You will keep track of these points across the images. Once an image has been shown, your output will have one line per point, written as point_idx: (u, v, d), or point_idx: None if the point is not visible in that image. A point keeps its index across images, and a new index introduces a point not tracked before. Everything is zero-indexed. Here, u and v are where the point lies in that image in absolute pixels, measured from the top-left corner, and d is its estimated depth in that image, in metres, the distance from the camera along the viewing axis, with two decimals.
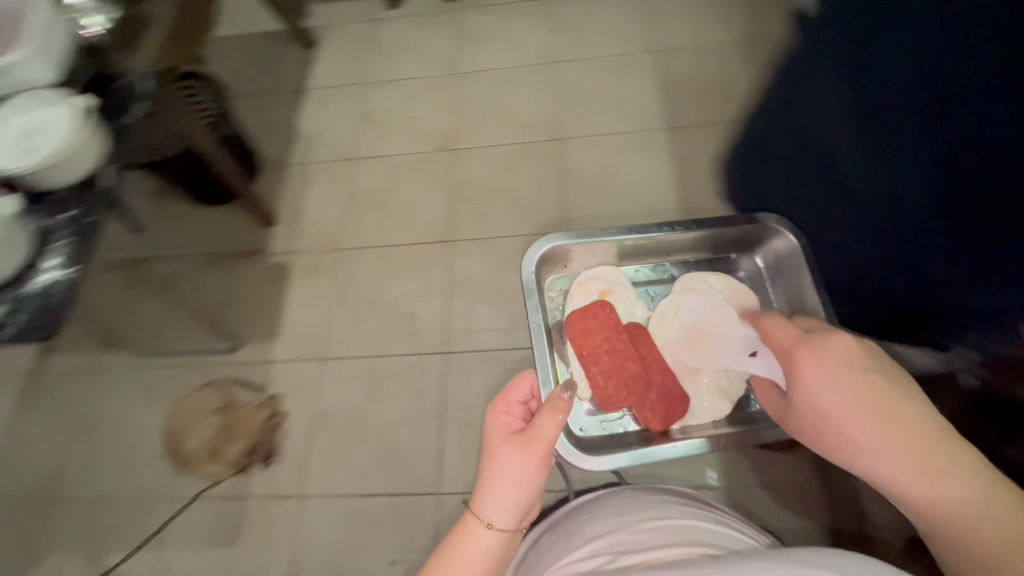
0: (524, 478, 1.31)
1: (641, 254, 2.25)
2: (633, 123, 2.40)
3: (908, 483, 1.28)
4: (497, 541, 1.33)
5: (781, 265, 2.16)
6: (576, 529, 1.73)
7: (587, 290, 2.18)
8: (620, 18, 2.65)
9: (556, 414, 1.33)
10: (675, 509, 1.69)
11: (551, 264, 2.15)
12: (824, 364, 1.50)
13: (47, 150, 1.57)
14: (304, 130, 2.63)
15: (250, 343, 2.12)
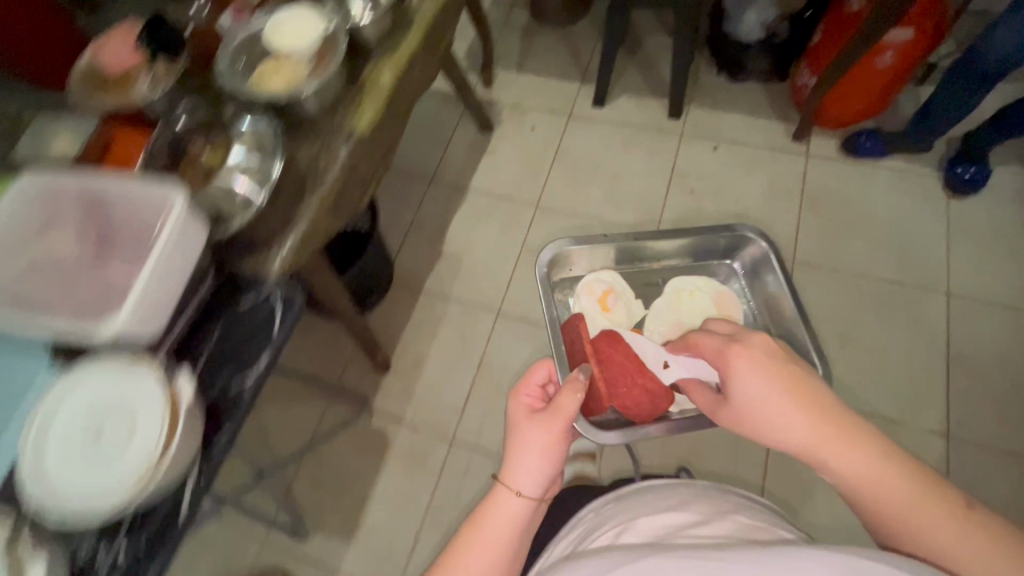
0: (551, 454, 1.00)
1: (637, 257, 1.86)
2: (888, 400, 1.70)
3: (879, 490, 0.79)
4: (530, 515, 0.97)
5: (760, 263, 1.79)
6: (641, 505, 0.92)
7: (589, 295, 1.80)
8: (898, 227, 1.92)
9: (576, 392, 1.06)
10: (765, 515, 0.89)
11: (557, 264, 1.80)
12: (749, 356, 0.96)
13: (114, 456, 0.84)
14: (451, 244, 2.15)
15: (318, 537, 1.72)
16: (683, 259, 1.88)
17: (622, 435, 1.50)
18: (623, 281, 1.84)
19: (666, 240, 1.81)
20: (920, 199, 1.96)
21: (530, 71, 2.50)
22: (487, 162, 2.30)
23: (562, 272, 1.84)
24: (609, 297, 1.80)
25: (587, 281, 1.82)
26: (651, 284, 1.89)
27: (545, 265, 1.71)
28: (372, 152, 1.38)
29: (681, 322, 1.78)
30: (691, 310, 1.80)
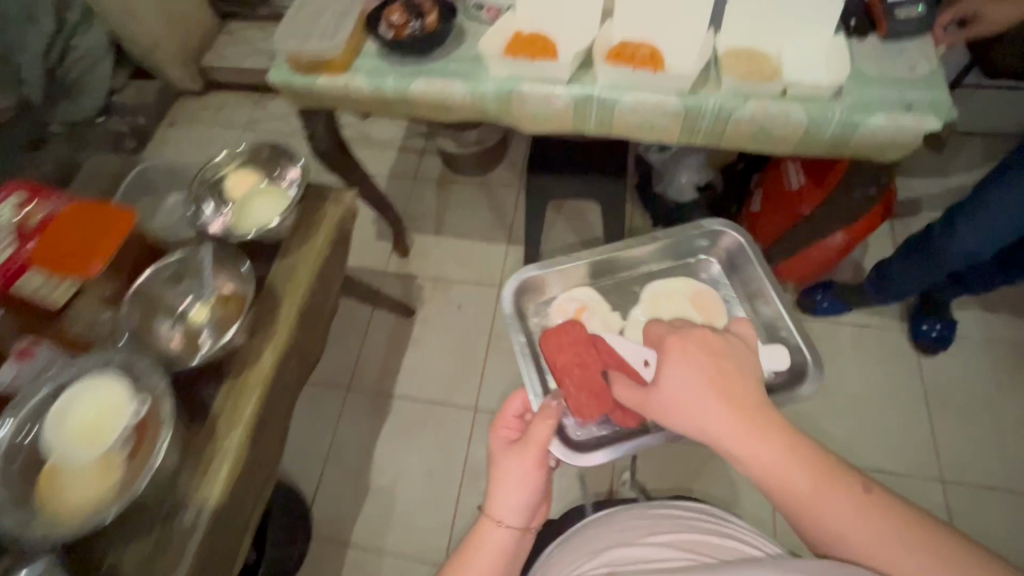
0: (526, 478, 0.86)
1: (608, 270, 1.31)
2: None
3: (798, 492, 0.69)
4: (516, 549, 0.86)
5: (735, 260, 1.28)
6: (594, 538, 0.94)
7: (566, 315, 1.23)
8: (873, 400, 1.75)
9: (550, 420, 0.88)
10: (707, 528, 0.93)
11: (530, 294, 1.25)
12: (681, 347, 0.77)
13: None
14: (379, 474, 1.80)
15: None
16: (663, 261, 1.32)
17: (614, 449, 1.02)
18: (598, 293, 1.28)
19: (642, 251, 1.28)
20: (890, 362, 1.81)
21: (450, 232, 2.23)
22: (413, 357, 1.99)
23: (537, 300, 1.27)
24: (588, 313, 1.23)
25: (559, 301, 1.26)
26: (630, 294, 1.31)
27: (514, 318, 1.21)
28: (240, 509, 1.03)
29: (673, 312, 1.23)
30: (682, 308, 1.23)
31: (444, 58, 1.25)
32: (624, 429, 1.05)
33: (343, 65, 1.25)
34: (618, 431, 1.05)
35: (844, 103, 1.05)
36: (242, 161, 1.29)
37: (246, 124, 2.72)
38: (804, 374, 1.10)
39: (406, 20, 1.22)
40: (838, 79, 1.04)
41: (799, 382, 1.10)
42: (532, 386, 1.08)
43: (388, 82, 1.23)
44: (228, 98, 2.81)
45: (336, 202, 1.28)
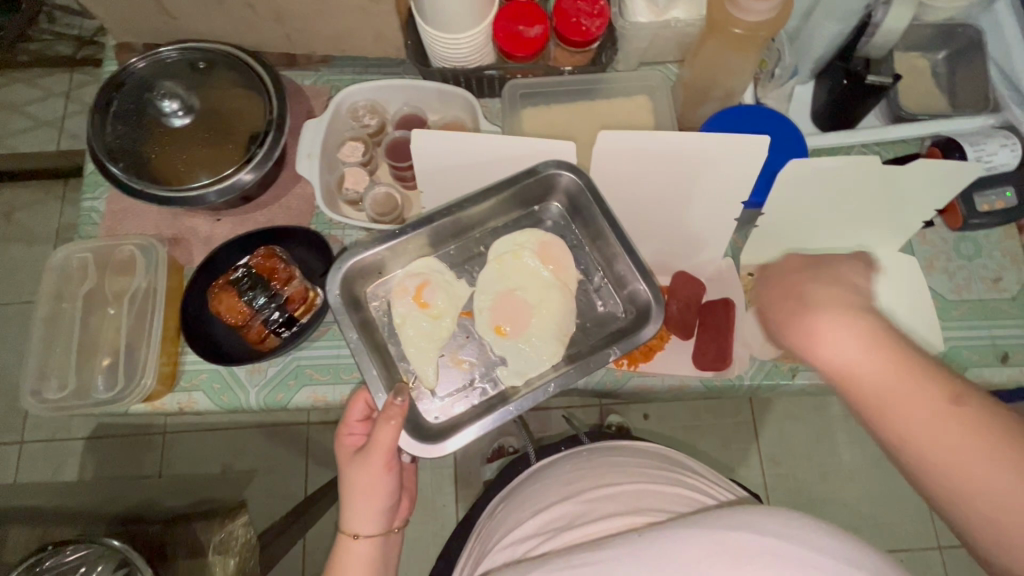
0: (379, 487, 0.60)
1: (453, 231, 0.75)
2: None
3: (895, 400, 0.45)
4: (385, 553, 0.64)
5: (579, 204, 0.75)
6: (527, 501, 0.68)
7: (399, 299, 0.72)
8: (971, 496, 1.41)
9: (394, 422, 0.58)
10: (658, 470, 0.67)
11: (363, 277, 0.71)
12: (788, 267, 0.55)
13: None
14: None
15: None
16: (507, 214, 0.77)
17: (477, 426, 0.63)
18: (441, 258, 0.76)
19: (482, 204, 0.72)
20: None
21: None
22: None
23: (372, 284, 0.74)
24: (430, 289, 0.74)
25: (393, 278, 0.74)
26: (469, 255, 0.77)
27: (343, 309, 0.67)
28: None
29: (516, 289, 0.75)
30: (529, 282, 0.75)
31: (331, 339, 0.79)
32: (482, 400, 0.70)
33: (169, 383, 0.76)
34: (477, 409, 0.69)
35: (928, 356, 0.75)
36: None
37: (59, 235, 1.63)
38: (646, 314, 0.69)
39: (251, 307, 0.74)
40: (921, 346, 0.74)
41: (640, 326, 0.69)
42: (377, 378, 0.63)
43: (249, 400, 0.77)
44: (15, 195, 1.66)
45: (223, 556, 0.89)
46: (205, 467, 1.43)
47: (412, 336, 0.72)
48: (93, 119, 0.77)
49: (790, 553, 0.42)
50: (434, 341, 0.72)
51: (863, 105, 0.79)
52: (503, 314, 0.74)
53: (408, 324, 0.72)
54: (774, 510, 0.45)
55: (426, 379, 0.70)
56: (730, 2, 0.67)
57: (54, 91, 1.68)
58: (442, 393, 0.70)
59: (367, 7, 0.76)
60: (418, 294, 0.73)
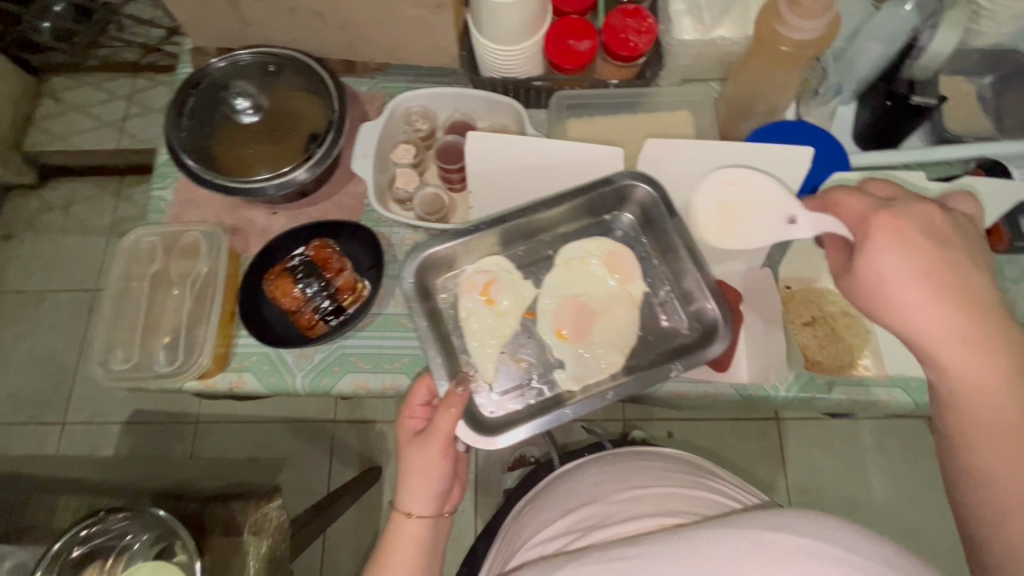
0: (435, 469, 0.63)
1: (522, 233, 0.77)
2: None
3: (977, 393, 0.50)
4: (434, 537, 0.66)
5: (653, 217, 0.76)
6: (556, 502, 0.69)
7: (467, 293, 0.76)
8: None
9: (455, 409, 0.61)
10: (686, 474, 0.68)
11: (435, 269, 0.75)
12: (900, 232, 0.53)
13: None
14: None
15: None
16: (576, 221, 0.79)
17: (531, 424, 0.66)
18: (510, 257, 0.79)
19: (553, 210, 0.74)
20: None
21: None
22: None
23: (444, 277, 0.77)
24: (497, 286, 0.77)
25: (462, 272, 0.77)
26: (536, 257, 0.80)
27: (416, 300, 0.70)
28: None
29: (581, 296, 0.78)
30: (593, 289, 0.79)
31: (376, 330, 0.82)
32: (540, 400, 0.72)
33: (221, 363, 0.80)
34: (532, 408, 0.71)
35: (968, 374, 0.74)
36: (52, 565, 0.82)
37: (112, 228, 1.72)
38: (712, 331, 0.69)
39: (304, 294, 0.79)
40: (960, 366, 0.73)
41: (706, 342, 0.69)
42: (439, 364, 0.66)
43: (296, 383, 0.80)
44: (77, 188, 1.76)
45: (257, 537, 0.92)
46: (234, 456, 1.47)
47: (475, 330, 0.75)
48: (171, 113, 0.83)
49: (826, 555, 0.42)
50: (496, 338, 0.75)
51: (906, 125, 0.80)
52: (564, 318, 0.77)
53: (473, 318, 0.75)
54: (812, 516, 0.45)
55: (487, 373, 0.73)
56: (777, 20, 0.69)
57: (118, 93, 1.78)
58: (501, 388, 0.73)
59: (426, 18, 0.81)
60: (486, 291, 0.76)
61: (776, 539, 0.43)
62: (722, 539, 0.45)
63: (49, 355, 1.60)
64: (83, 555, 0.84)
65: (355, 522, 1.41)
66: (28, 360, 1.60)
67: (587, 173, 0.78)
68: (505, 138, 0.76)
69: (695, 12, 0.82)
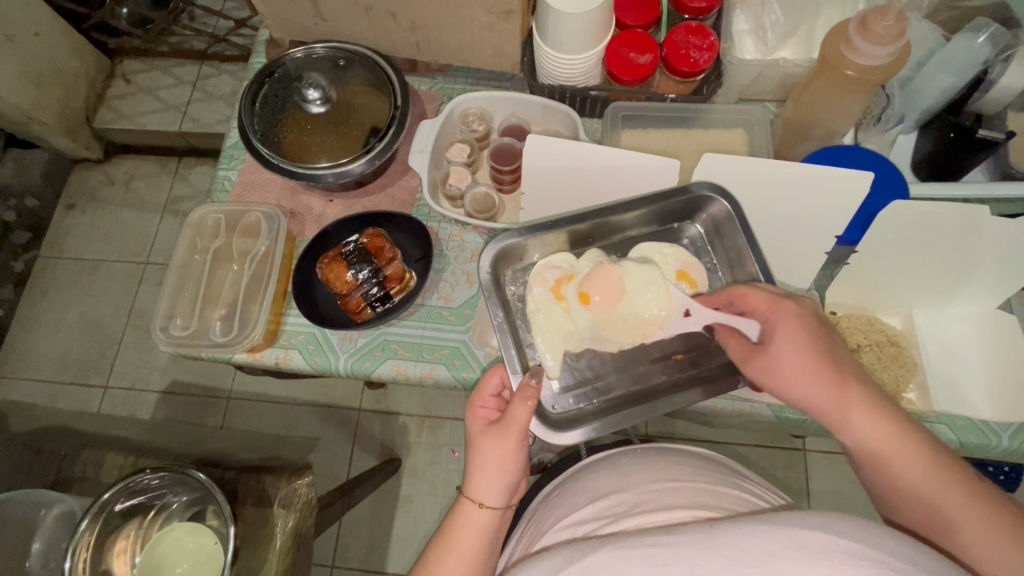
0: (507, 461, 0.63)
1: (593, 235, 0.78)
2: None
3: (898, 460, 0.55)
4: (498, 530, 0.66)
5: (724, 230, 0.77)
6: (584, 490, 0.69)
7: (536, 286, 0.74)
8: None
9: (530, 401, 0.63)
10: (723, 475, 0.68)
11: (507, 261, 0.77)
12: (794, 315, 0.61)
13: None
14: None
15: None
16: (648, 226, 0.79)
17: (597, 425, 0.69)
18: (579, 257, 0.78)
19: (623, 215, 0.76)
20: None
21: None
22: None
23: (512, 271, 0.79)
24: (569, 282, 0.74)
25: (532, 266, 0.79)
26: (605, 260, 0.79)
27: (489, 292, 0.73)
28: None
29: (618, 266, 0.71)
30: (636, 266, 0.71)
31: (419, 320, 0.85)
32: (603, 398, 0.73)
33: (270, 339, 0.84)
34: (595, 408, 0.73)
35: (1012, 425, 0.74)
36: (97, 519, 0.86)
37: (167, 205, 1.80)
38: None
39: (355, 280, 0.82)
40: (993, 415, 0.73)
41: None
42: (513, 357, 0.70)
43: (338, 364, 0.83)
44: (137, 165, 1.85)
45: (285, 511, 0.94)
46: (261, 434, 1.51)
47: (540, 325, 0.73)
48: (245, 100, 0.88)
49: (869, 556, 0.42)
50: (556, 336, 0.72)
51: (970, 160, 0.79)
52: (595, 284, 0.71)
53: (541, 312, 0.73)
54: (856, 519, 0.46)
55: (550, 369, 0.72)
56: (846, 45, 0.70)
57: (185, 79, 1.85)
58: (562, 383, 0.74)
59: (495, 24, 0.84)
60: (558, 285, 0.73)
61: (820, 539, 0.44)
62: (762, 529, 0.46)
63: (98, 322, 1.69)
64: (127, 509, 0.88)
65: (371, 510, 1.44)
66: (79, 324, 1.69)
67: (635, 182, 0.79)
68: (568, 141, 0.77)
69: (759, 34, 0.84)
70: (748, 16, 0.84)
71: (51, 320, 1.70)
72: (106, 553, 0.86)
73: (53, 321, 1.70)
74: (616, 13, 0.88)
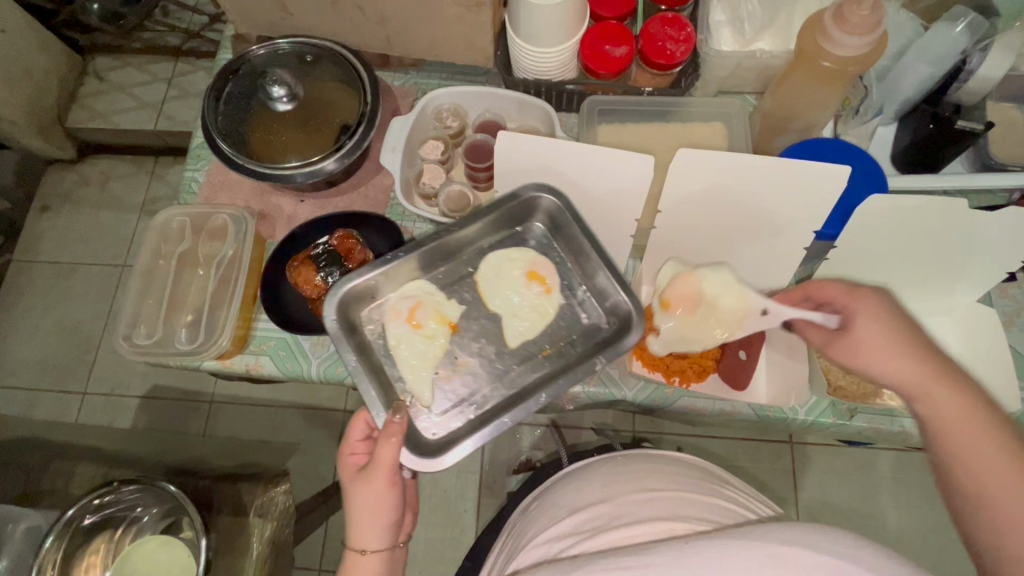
0: (382, 505, 0.63)
1: (442, 254, 0.79)
2: None
3: (981, 450, 0.50)
4: (390, 567, 0.67)
5: (561, 223, 0.79)
6: (561, 502, 0.68)
7: (393, 321, 0.76)
8: None
9: (394, 440, 0.61)
10: (701, 481, 0.67)
11: (358, 302, 0.75)
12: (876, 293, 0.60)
13: None
14: None
15: None
16: (492, 234, 0.81)
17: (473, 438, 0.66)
18: (431, 280, 0.79)
19: (467, 230, 0.77)
20: None
21: None
22: None
23: (367, 309, 0.77)
24: (422, 310, 0.76)
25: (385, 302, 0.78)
26: (457, 276, 0.80)
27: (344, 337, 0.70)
28: None
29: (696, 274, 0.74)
30: (712, 273, 0.74)
31: None
32: (479, 412, 0.72)
33: (240, 345, 0.81)
34: (474, 421, 0.71)
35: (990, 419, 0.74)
36: (65, 534, 0.84)
37: (144, 205, 1.76)
38: (628, 322, 0.72)
39: (325, 283, 0.80)
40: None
41: (624, 333, 0.72)
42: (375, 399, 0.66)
43: (310, 371, 0.81)
44: (113, 165, 1.81)
45: (262, 519, 0.92)
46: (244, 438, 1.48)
47: (403, 357, 0.74)
48: (207, 100, 0.84)
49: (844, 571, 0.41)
50: (421, 361, 0.74)
51: (950, 151, 0.78)
52: (676, 293, 0.74)
53: (402, 346, 0.75)
54: (830, 532, 0.44)
55: (423, 397, 0.73)
56: (821, 35, 0.68)
57: (160, 76, 1.81)
58: (440, 409, 0.73)
59: (465, 16, 0.82)
60: (411, 312, 0.76)
61: (798, 554, 0.42)
62: (738, 545, 0.44)
63: (75, 326, 1.65)
64: (96, 522, 0.86)
65: None
66: (55, 329, 1.65)
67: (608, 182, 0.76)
68: (541, 138, 0.74)
69: (736, 24, 0.82)
70: (725, 7, 0.82)
71: (25, 325, 1.65)
72: (74, 569, 0.84)
73: (27, 326, 1.65)
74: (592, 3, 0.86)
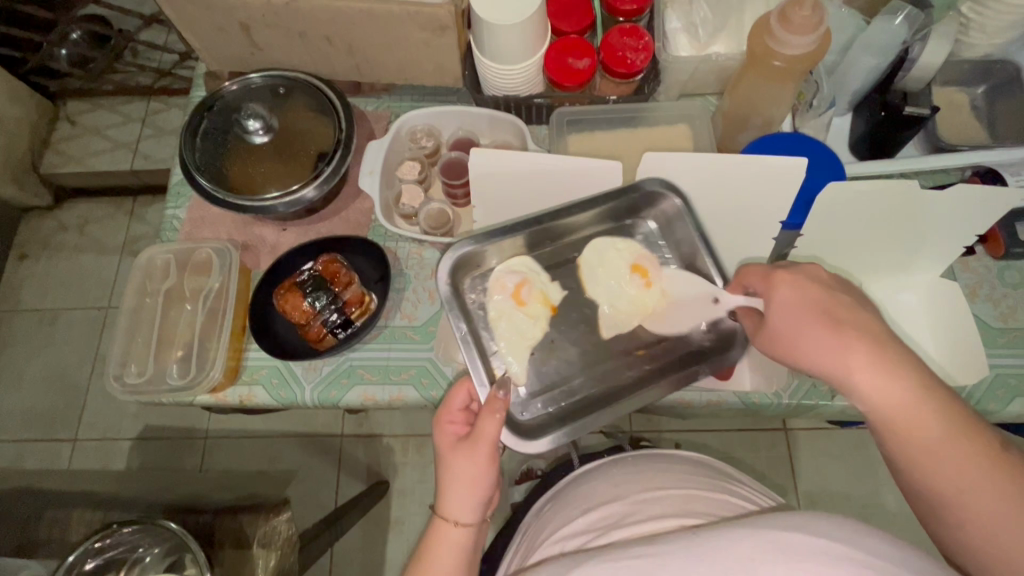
0: (478, 478, 0.62)
1: (550, 235, 0.80)
2: None
3: (909, 426, 0.53)
4: (476, 543, 0.65)
5: (676, 226, 0.80)
6: (576, 501, 0.69)
7: (498, 293, 0.76)
8: None
9: (500, 414, 0.62)
10: (708, 478, 0.68)
11: (464, 269, 0.77)
12: (793, 284, 0.61)
13: None
14: None
15: None
16: (599, 224, 0.82)
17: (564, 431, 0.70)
18: (537, 259, 0.80)
19: (576, 215, 0.78)
20: None
21: None
22: None
23: (471, 279, 0.79)
24: (528, 288, 0.77)
25: (490, 272, 0.79)
26: (559, 260, 0.80)
27: (452, 300, 0.73)
28: None
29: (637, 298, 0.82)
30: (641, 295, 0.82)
31: (383, 342, 0.84)
32: (570, 401, 0.74)
33: (232, 376, 0.82)
34: (563, 411, 0.73)
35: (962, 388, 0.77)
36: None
37: (125, 246, 1.75)
38: (729, 338, 0.74)
39: (312, 308, 0.81)
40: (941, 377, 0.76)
41: (726, 348, 0.74)
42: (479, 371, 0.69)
43: (305, 396, 0.82)
44: (90, 208, 1.80)
45: (265, 550, 0.92)
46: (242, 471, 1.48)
47: (502, 331, 0.75)
48: (184, 138, 0.86)
49: (837, 550, 0.43)
50: (517, 346, 0.75)
51: (903, 135, 0.81)
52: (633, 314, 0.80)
53: (503, 319, 0.76)
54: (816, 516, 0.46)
55: (517, 374, 0.74)
56: (770, 36, 0.72)
57: (133, 116, 1.81)
58: (529, 389, 0.74)
59: (431, 40, 0.84)
60: (517, 296, 0.76)
61: (796, 539, 0.44)
62: (735, 536, 0.46)
63: (62, 372, 1.63)
64: (96, 567, 0.85)
65: (362, 538, 1.41)
66: (41, 377, 1.63)
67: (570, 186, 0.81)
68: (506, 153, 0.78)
69: (691, 30, 0.85)
70: (679, 14, 0.85)
71: (10, 376, 1.63)
72: None
73: (13, 377, 1.63)
74: (552, 19, 0.89)
